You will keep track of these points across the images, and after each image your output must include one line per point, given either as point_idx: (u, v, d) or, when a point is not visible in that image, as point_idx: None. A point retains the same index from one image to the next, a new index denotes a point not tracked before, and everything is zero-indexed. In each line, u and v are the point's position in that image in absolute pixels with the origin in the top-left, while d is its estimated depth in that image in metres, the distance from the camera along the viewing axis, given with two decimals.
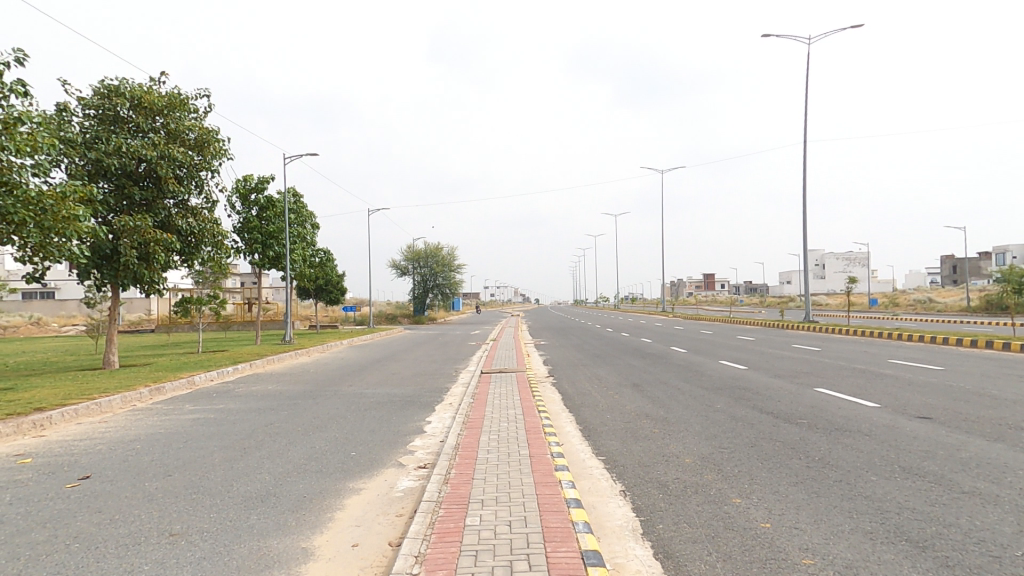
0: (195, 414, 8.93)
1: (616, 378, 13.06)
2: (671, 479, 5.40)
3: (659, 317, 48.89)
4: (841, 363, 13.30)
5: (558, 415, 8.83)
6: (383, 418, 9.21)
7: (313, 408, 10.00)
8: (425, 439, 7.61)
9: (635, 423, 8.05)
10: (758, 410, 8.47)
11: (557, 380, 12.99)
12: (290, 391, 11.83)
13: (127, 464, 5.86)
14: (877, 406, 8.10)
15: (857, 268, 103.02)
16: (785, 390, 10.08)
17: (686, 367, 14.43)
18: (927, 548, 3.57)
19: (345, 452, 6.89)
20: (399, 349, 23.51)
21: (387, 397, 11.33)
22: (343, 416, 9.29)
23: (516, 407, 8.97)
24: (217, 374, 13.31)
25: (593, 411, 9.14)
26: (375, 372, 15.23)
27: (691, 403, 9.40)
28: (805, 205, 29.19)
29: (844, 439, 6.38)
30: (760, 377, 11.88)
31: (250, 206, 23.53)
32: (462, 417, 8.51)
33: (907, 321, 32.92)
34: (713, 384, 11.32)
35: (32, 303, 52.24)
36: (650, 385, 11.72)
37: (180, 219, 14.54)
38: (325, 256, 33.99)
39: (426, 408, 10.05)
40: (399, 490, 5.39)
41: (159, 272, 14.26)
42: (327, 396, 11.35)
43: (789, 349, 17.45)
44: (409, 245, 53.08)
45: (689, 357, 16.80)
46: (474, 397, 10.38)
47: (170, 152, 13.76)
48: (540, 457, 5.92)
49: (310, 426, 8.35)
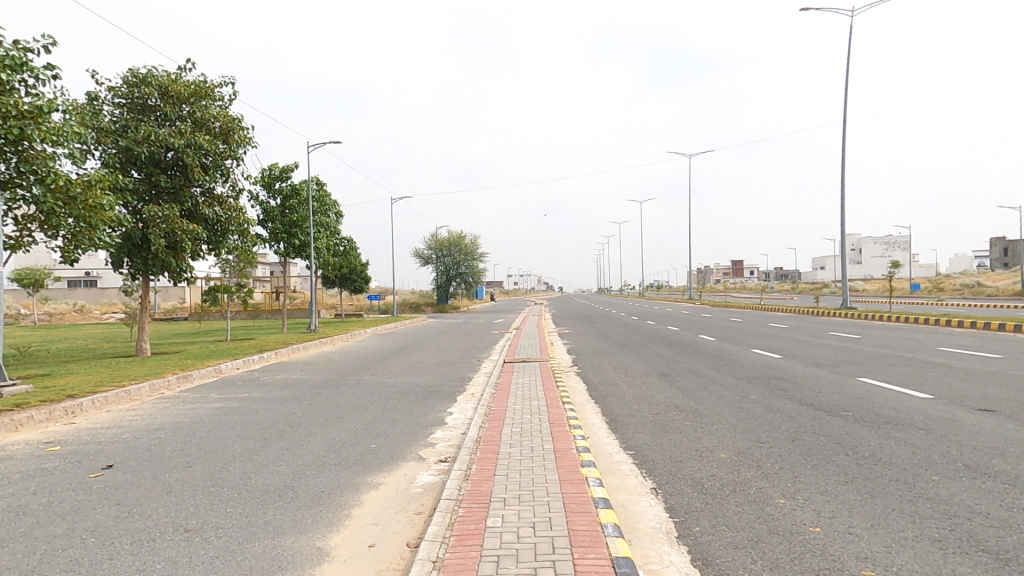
0: (220, 403, 8.96)
1: (643, 367, 12.68)
2: (707, 475, 5.06)
3: (686, 305, 47.77)
4: (885, 351, 12.55)
5: (583, 406, 8.54)
6: (404, 408, 9.08)
7: (336, 397, 9.96)
8: (446, 431, 7.45)
9: (664, 415, 7.68)
10: (796, 401, 7.99)
11: (582, 369, 12.68)
12: (313, 379, 11.86)
13: (149, 454, 5.83)
14: (930, 397, 7.52)
15: (895, 252, 98.61)
16: (826, 379, 9.51)
17: (716, 356, 13.88)
18: (1011, 561, 3.15)
19: (366, 443, 6.76)
20: (422, 337, 23.52)
21: (409, 386, 11.24)
22: (366, 406, 9.21)
23: (539, 398, 8.71)
24: (244, 363, 13.48)
25: (620, 402, 8.80)
26: (398, 361, 15.20)
27: (723, 394, 8.96)
28: (842, 187, 27.80)
29: (896, 433, 5.90)
30: (797, 366, 11.30)
31: (275, 194, 23.72)
32: (483, 408, 8.31)
33: (953, 307, 31.21)
34: (746, 374, 10.80)
35: (74, 291, 54.51)
36: (678, 374, 11.28)
37: (207, 208, 14.65)
38: (349, 244, 34.22)
39: (448, 398, 9.90)
40: (418, 486, 5.20)
41: (187, 261, 14.44)
42: (349, 385, 11.32)
43: (826, 337, 16.65)
44: (432, 234, 53.15)
45: (719, 345, 16.24)
46: (496, 387, 10.18)
47: (196, 141, 13.82)
48: (565, 452, 5.64)
49: (331, 416, 8.27)
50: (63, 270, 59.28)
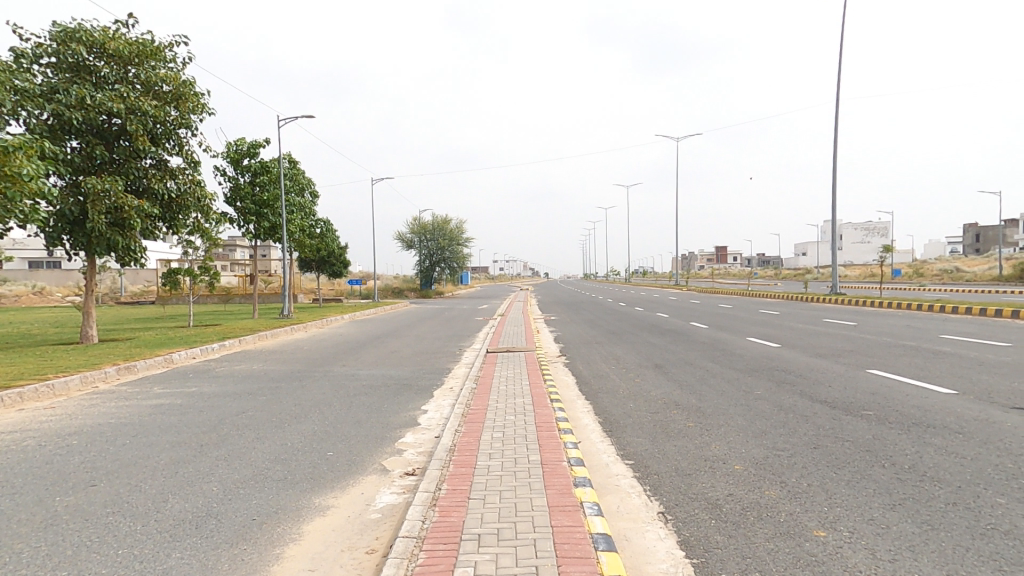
0: (160, 400, 7.91)
1: (634, 357, 11.94)
2: (723, 495, 4.24)
3: (672, 291, 47.25)
4: (886, 339, 11.97)
5: (573, 404, 7.71)
6: (373, 406, 8.16)
7: (297, 392, 8.99)
8: (417, 435, 6.54)
9: (663, 416, 6.88)
10: (806, 397, 7.28)
11: (570, 360, 11.88)
12: (277, 371, 10.84)
13: (45, 470, 4.80)
14: (953, 393, 6.83)
15: (877, 239, 99.66)
16: (832, 372, 8.83)
17: (710, 345, 13.18)
18: None
19: (321, 450, 5.82)
20: (402, 324, 22.51)
21: (382, 380, 10.29)
22: (330, 403, 8.26)
23: (524, 396, 7.84)
24: (200, 351, 12.43)
25: (613, 398, 8.02)
26: (374, 350, 14.23)
27: (725, 389, 8.20)
28: (835, 170, 27.19)
29: (932, 438, 5.15)
30: (797, 356, 10.63)
31: (243, 171, 22.26)
32: (461, 407, 7.41)
33: (940, 292, 30.98)
34: (746, 365, 10.07)
35: (38, 272, 52.22)
36: (673, 366, 10.55)
37: (158, 181, 13.43)
38: (326, 226, 32.79)
39: (423, 394, 9.02)
40: (375, 510, 4.29)
41: (136, 240, 13.19)
42: (315, 377, 10.35)
43: (820, 324, 16.12)
44: (415, 218, 51.81)
45: (712, 333, 15.60)
46: (477, 381, 9.31)
47: (142, 106, 12.53)
48: (554, 465, 4.76)
49: (288, 416, 7.30)
50: (26, 252, 56.52)
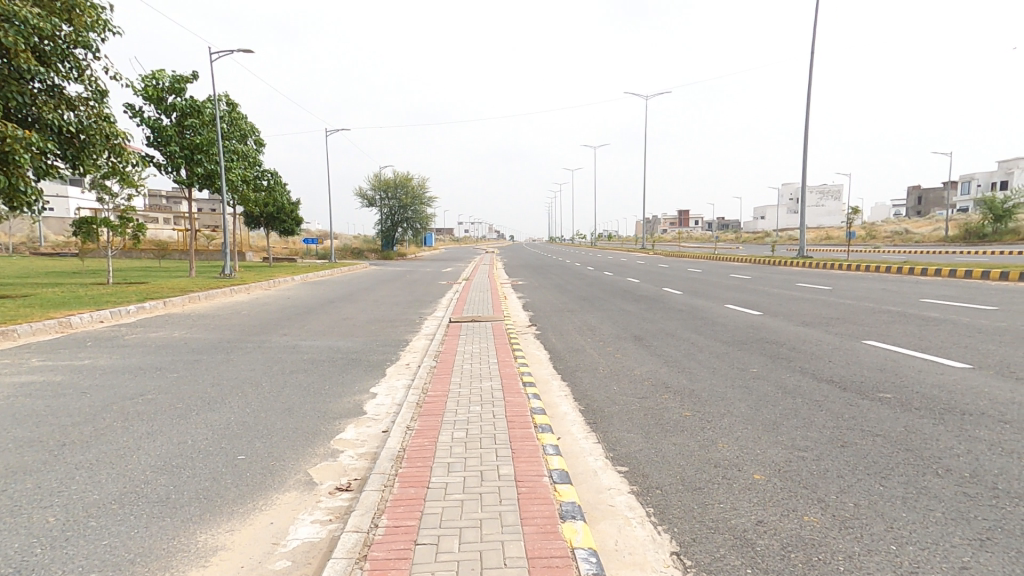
0: (34, 377, 6.34)
1: (610, 327, 11.06)
2: (751, 524, 3.23)
3: (639, 254, 47.18)
4: (869, 305, 11.47)
5: (549, 390, 6.65)
6: (311, 387, 6.87)
7: (220, 368, 7.54)
8: (360, 430, 5.31)
9: (653, 404, 5.89)
10: (809, 374, 6.46)
11: (541, 330, 10.88)
12: (201, 340, 9.30)
13: None
14: (969, 367, 6.11)
15: (832, 204, 102.77)
16: (826, 343, 8.09)
17: (688, 313, 12.37)
18: None
19: (228, 452, 4.51)
20: (358, 287, 20.80)
21: (327, 353, 8.94)
22: (258, 382, 6.91)
23: (491, 378, 6.69)
24: (110, 315, 10.69)
25: (593, 381, 7.03)
26: (323, 316, 12.76)
27: (717, 367, 7.30)
28: (806, 130, 26.65)
29: (976, 430, 4.31)
30: (783, 325, 9.92)
31: (168, 110, 19.56)
32: (417, 393, 6.22)
33: (898, 253, 31.62)
34: (732, 336, 9.30)
35: None
36: (654, 338, 9.70)
37: (51, 111, 11.30)
38: (274, 179, 29.95)
39: (373, 372, 7.80)
40: (285, 552, 3.09)
41: (25, 180, 11.08)
42: (247, 348, 8.94)
43: (794, 289, 15.64)
44: (375, 174, 48.91)
45: (687, 300, 14.91)
46: (437, 357, 8.13)
47: (20, 14, 10.11)
48: (533, 484, 3.65)
49: (199, 401, 5.91)
50: None
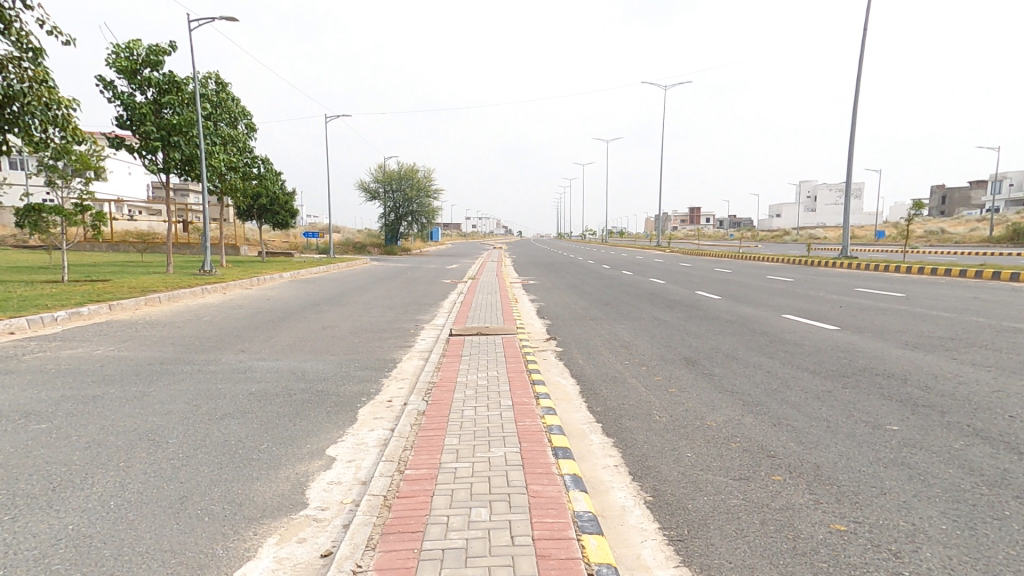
0: None
1: (648, 344, 8.81)
2: None
3: (655, 253, 44.77)
4: (980, 319, 9.11)
5: (591, 458, 4.39)
6: (239, 446, 4.64)
7: (123, 409, 5.36)
8: (280, 555, 3.06)
9: (771, 499, 3.62)
10: (997, 442, 4.18)
11: (564, 347, 8.64)
12: (125, 361, 7.16)
13: None
14: None
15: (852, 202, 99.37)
16: (971, 380, 5.80)
17: (742, 326, 10.07)
18: None
19: None
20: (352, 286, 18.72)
21: (285, 380, 6.77)
22: (163, 436, 4.73)
23: (506, 438, 4.42)
24: (27, 325, 8.63)
25: (655, 441, 4.74)
26: (297, 325, 10.57)
27: (830, 419, 5.04)
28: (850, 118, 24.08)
29: None
30: (882, 347, 7.62)
31: (142, 85, 17.43)
32: (387, 470, 3.96)
33: (947, 254, 29.00)
34: (820, 363, 7.02)
35: None
36: (713, 362, 7.43)
37: None
38: (266, 167, 27.82)
39: (337, 415, 5.56)
40: None
41: None
42: (176, 374, 6.75)
43: (856, 295, 13.34)
44: (379, 164, 46.60)
45: (732, 306, 12.63)
46: (429, 395, 5.89)
47: None
48: None
49: (41, 484, 3.72)
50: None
